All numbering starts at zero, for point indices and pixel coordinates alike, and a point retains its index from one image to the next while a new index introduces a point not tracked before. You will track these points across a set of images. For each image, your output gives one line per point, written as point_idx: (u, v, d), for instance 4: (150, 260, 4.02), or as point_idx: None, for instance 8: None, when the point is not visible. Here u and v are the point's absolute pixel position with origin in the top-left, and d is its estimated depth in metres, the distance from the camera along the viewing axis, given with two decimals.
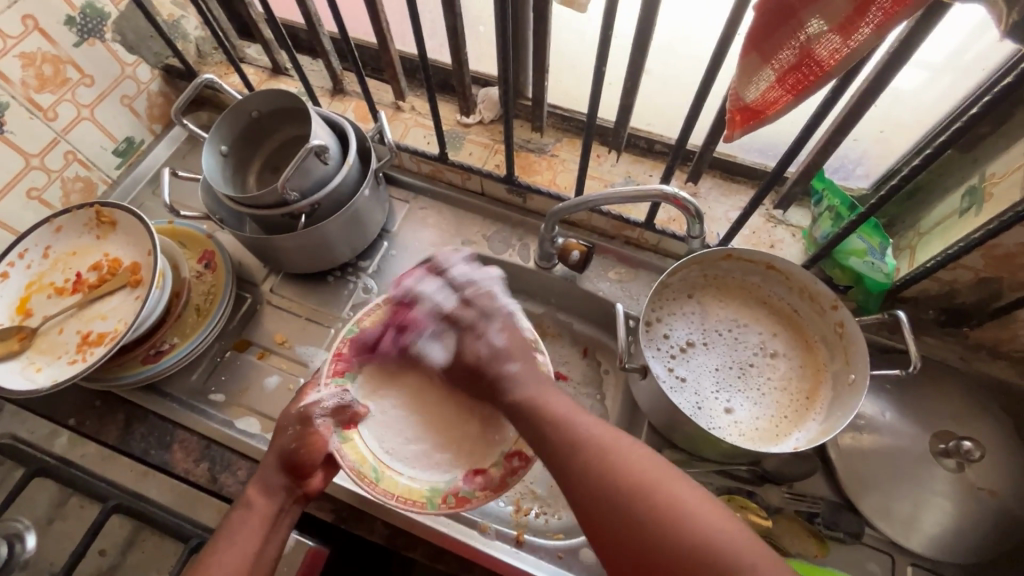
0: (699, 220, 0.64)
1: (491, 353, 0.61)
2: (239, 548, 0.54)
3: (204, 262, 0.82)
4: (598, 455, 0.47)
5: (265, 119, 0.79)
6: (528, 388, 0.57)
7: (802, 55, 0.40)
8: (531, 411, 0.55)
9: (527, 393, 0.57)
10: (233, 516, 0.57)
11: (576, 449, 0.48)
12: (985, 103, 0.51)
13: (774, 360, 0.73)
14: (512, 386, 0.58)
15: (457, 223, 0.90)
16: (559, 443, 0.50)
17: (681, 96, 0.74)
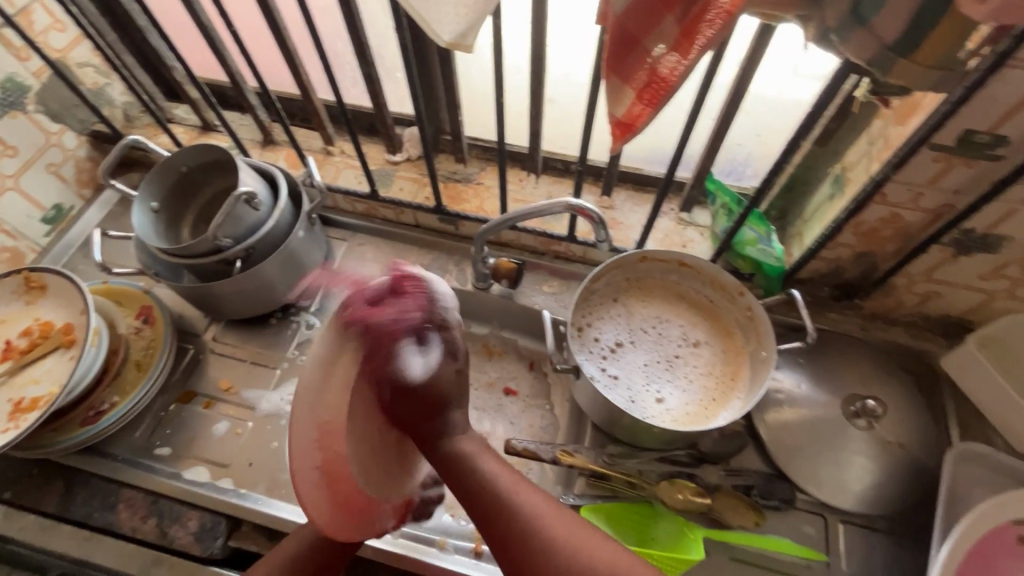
0: (604, 226, 0.69)
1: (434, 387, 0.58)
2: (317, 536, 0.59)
3: (142, 317, 0.82)
4: (496, 496, 0.50)
5: (195, 173, 0.82)
6: (472, 447, 0.56)
7: (651, 74, 0.46)
8: (474, 484, 0.52)
9: (465, 447, 0.56)
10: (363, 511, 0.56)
11: (481, 508, 0.50)
12: (818, 104, 0.59)
13: (697, 349, 0.79)
14: (458, 436, 0.57)
15: (396, 255, 0.94)
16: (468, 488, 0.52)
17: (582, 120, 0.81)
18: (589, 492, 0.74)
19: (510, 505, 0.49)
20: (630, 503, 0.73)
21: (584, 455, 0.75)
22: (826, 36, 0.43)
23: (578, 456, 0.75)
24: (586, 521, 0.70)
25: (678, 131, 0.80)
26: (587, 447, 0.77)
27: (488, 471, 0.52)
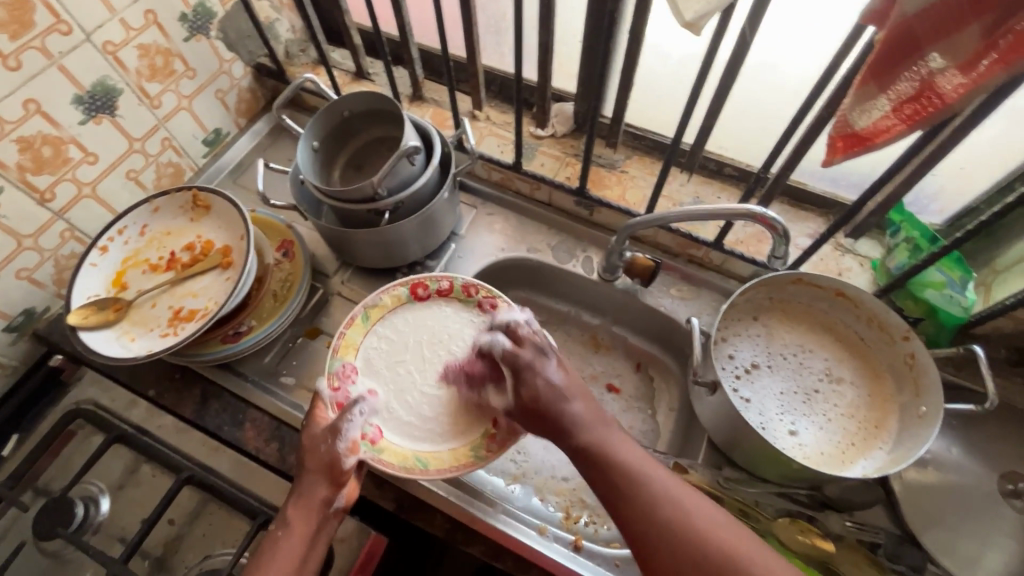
0: (785, 241, 0.64)
1: (553, 390, 0.58)
2: (279, 567, 0.57)
3: (283, 250, 0.85)
4: (618, 471, 0.53)
5: (355, 120, 0.83)
6: (589, 430, 0.56)
7: (923, 86, 0.42)
8: (597, 456, 0.54)
9: (592, 435, 0.56)
10: (297, 517, 0.60)
11: (624, 491, 0.52)
12: None
13: (841, 388, 0.73)
14: (577, 427, 0.56)
15: (523, 230, 0.92)
16: (608, 480, 0.53)
17: (773, 139, 0.75)
18: None
19: (651, 488, 0.52)
20: None
21: (698, 473, 0.72)
22: None
23: (692, 472, 0.72)
24: None
25: (882, 163, 0.71)
26: (701, 465, 0.74)
27: (622, 452, 0.54)
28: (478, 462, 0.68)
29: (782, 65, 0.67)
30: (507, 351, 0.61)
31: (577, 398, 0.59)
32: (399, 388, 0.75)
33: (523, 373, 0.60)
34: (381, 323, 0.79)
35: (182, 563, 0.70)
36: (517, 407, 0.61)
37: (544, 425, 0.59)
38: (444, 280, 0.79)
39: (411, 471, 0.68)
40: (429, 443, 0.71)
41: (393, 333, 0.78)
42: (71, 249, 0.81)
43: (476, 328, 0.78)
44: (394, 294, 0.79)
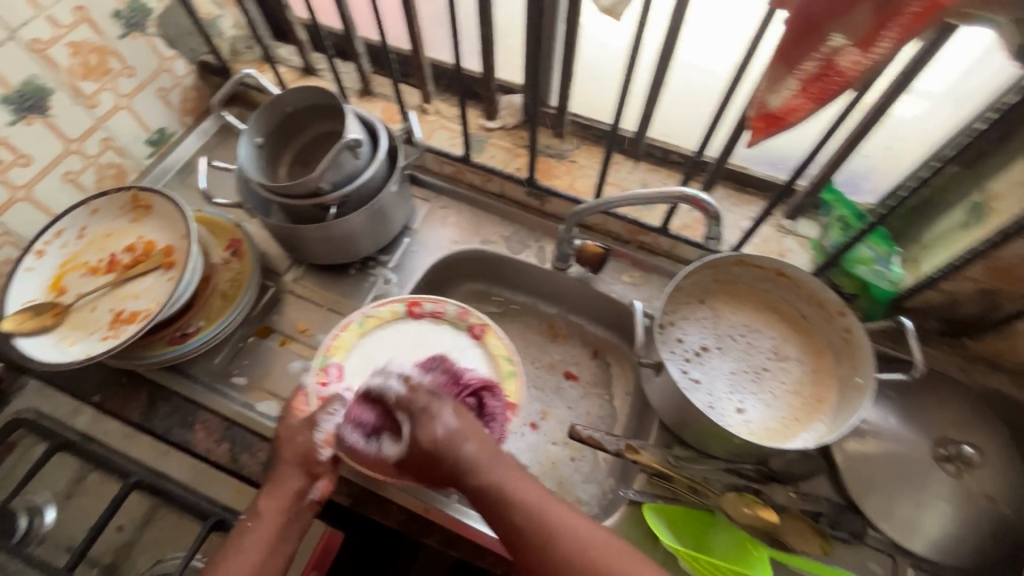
0: (719, 223, 0.66)
1: (448, 434, 0.57)
2: (247, 557, 0.59)
3: (231, 249, 0.84)
4: (510, 513, 0.53)
5: (299, 115, 0.82)
6: (489, 473, 0.55)
7: (825, 66, 0.43)
8: (495, 502, 0.54)
9: (489, 478, 0.55)
10: (270, 505, 0.61)
11: (527, 535, 0.51)
12: None
13: (785, 364, 0.76)
14: (476, 469, 0.56)
15: (477, 223, 0.93)
16: (507, 524, 0.53)
17: (702, 119, 0.77)
18: (648, 491, 0.74)
19: (521, 509, 0.53)
20: (691, 509, 0.71)
21: (649, 453, 0.73)
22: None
23: (643, 453, 0.73)
24: (647, 518, 0.69)
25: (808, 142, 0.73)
26: (653, 445, 0.75)
27: (519, 493, 0.54)
28: None
29: (708, 48, 0.68)
30: (410, 395, 0.61)
31: (471, 438, 0.58)
32: None
33: (425, 413, 0.60)
34: (374, 332, 0.79)
35: (133, 569, 0.69)
36: (410, 455, 0.60)
37: (440, 468, 0.58)
38: (438, 301, 0.80)
39: (386, 470, 0.67)
40: None
41: (388, 340, 0.79)
42: (7, 254, 0.78)
43: (471, 349, 0.79)
44: (391, 308, 0.80)
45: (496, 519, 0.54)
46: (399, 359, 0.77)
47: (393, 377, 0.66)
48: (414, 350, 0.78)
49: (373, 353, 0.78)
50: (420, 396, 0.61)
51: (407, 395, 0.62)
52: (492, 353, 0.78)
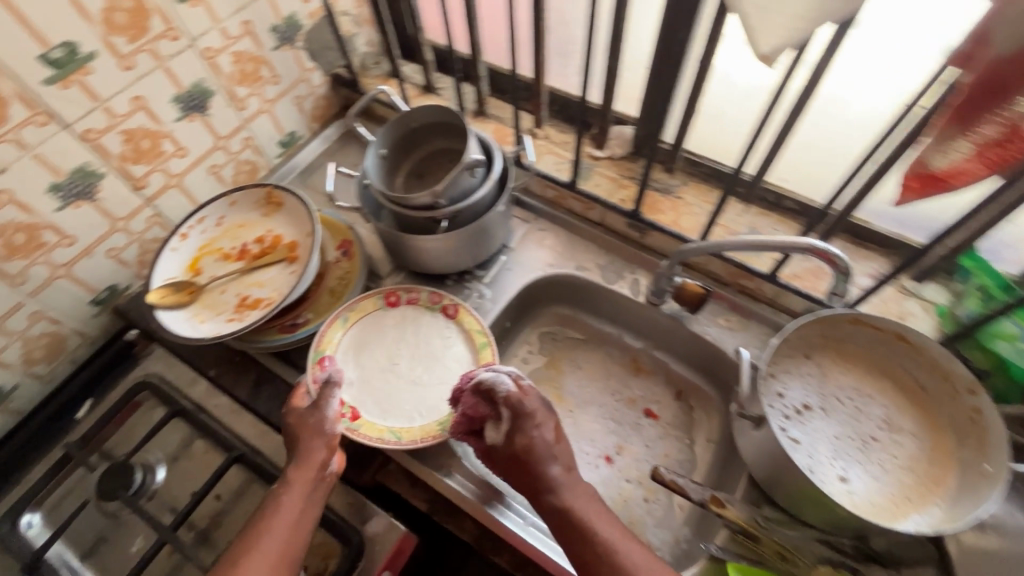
0: (847, 278, 0.63)
1: (545, 449, 0.66)
2: (281, 521, 0.61)
3: (342, 249, 0.89)
4: (581, 532, 0.62)
5: (421, 131, 0.87)
6: (567, 495, 0.64)
7: (1009, 132, 0.41)
8: (571, 523, 0.62)
9: (567, 501, 0.64)
10: (295, 474, 0.64)
11: (582, 545, 0.61)
12: None
13: (896, 437, 0.70)
14: (559, 490, 0.65)
15: (572, 248, 0.94)
16: (576, 541, 0.61)
17: (865, 139, 0.68)
18: (731, 548, 0.70)
19: (581, 522, 0.62)
20: None
21: (736, 509, 0.70)
22: None
23: (730, 508, 0.70)
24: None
25: (957, 209, 0.68)
26: (740, 501, 0.72)
27: (596, 523, 0.62)
28: (443, 435, 0.74)
29: (876, 62, 0.61)
30: (517, 398, 0.68)
31: (555, 461, 0.66)
32: (380, 377, 0.80)
33: (529, 420, 0.68)
34: (360, 322, 0.84)
35: (224, 538, 0.73)
36: (505, 452, 0.68)
37: (529, 475, 0.66)
38: (413, 290, 0.86)
39: (387, 442, 0.73)
40: (401, 421, 0.76)
41: (371, 326, 0.84)
42: (154, 234, 0.87)
43: (447, 329, 0.84)
44: (373, 297, 0.85)
45: (567, 541, 0.62)
46: (381, 340, 0.83)
47: (498, 371, 0.71)
48: (396, 334, 0.84)
49: (364, 339, 0.83)
50: (529, 403, 0.68)
51: (511, 395, 0.69)
52: (467, 330, 0.83)
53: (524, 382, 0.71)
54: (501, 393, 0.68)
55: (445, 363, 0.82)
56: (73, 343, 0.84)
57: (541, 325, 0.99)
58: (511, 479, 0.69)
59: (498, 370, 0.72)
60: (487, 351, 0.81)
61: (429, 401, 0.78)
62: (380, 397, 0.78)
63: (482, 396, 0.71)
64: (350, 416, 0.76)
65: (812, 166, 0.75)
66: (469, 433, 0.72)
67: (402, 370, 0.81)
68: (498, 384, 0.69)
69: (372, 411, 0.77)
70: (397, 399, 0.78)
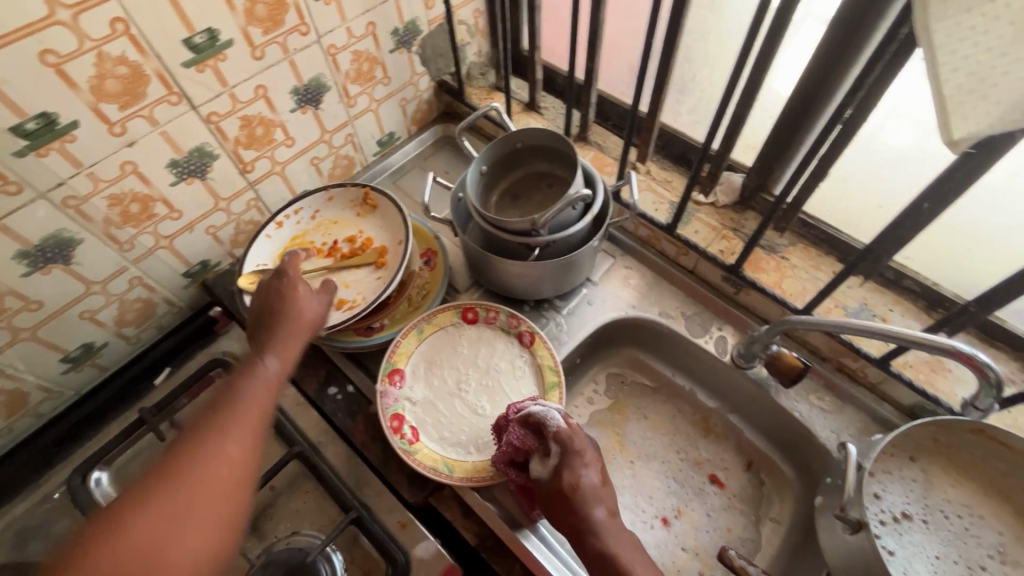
0: (996, 388, 0.56)
1: (591, 490, 0.63)
2: (237, 434, 0.53)
3: (425, 258, 0.89)
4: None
5: (524, 152, 0.85)
6: (612, 540, 0.61)
7: None
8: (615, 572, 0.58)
9: (612, 547, 0.60)
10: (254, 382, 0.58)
11: None
12: None
13: (1016, 571, 0.61)
14: (604, 534, 0.61)
15: (658, 292, 0.89)
16: None
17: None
18: None
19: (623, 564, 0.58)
20: None
21: None
22: None
23: None
24: None
25: None
26: None
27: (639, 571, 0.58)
28: (496, 478, 0.71)
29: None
30: (566, 432, 0.65)
31: (600, 501, 0.63)
32: (444, 400, 0.79)
33: (576, 457, 0.64)
34: (433, 337, 0.83)
35: (272, 531, 0.73)
36: (549, 488, 0.64)
37: (573, 516, 0.62)
38: (492, 308, 0.84)
39: (438, 474, 0.72)
40: (457, 452, 0.75)
41: (443, 345, 0.83)
42: (251, 216, 0.89)
43: (517, 360, 0.82)
44: (448, 313, 0.84)
45: None
46: (451, 360, 0.82)
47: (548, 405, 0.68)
48: (466, 357, 0.82)
49: (433, 357, 0.82)
50: (578, 441, 0.65)
51: (560, 427, 0.65)
52: (538, 362, 0.80)
53: (571, 419, 0.68)
54: (550, 425, 0.65)
55: (510, 399, 0.79)
56: (161, 311, 0.87)
57: (609, 365, 0.95)
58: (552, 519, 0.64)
59: (547, 404, 0.68)
60: (555, 392, 0.78)
61: (489, 436, 0.76)
62: (442, 422, 0.77)
63: (529, 429, 0.68)
64: (409, 437, 0.75)
65: (970, 253, 0.68)
66: (510, 466, 0.68)
67: (468, 396, 0.79)
68: (546, 415, 0.66)
69: (431, 437, 0.76)
70: (457, 428, 0.77)
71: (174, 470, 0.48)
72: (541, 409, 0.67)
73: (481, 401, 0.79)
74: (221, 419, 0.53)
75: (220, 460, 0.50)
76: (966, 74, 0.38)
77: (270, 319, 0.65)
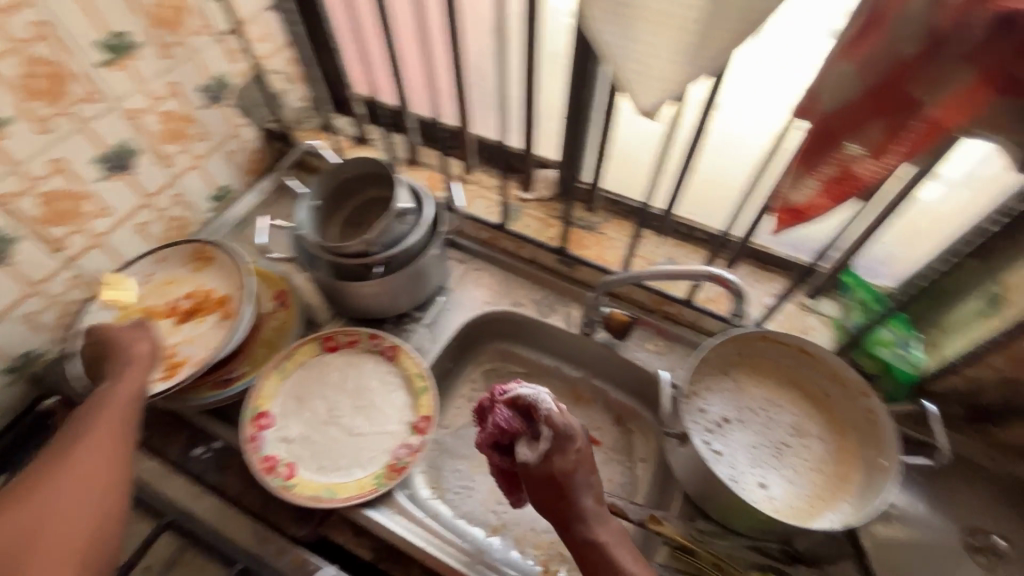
0: (742, 299, 0.71)
1: (580, 477, 0.63)
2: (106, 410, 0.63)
3: (278, 299, 0.90)
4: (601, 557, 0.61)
5: (352, 181, 0.90)
6: (597, 527, 0.63)
7: (844, 171, 0.49)
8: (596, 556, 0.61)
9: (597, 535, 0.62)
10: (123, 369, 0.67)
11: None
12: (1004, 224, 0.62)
13: (807, 441, 0.76)
14: (589, 520, 0.63)
15: (508, 286, 0.98)
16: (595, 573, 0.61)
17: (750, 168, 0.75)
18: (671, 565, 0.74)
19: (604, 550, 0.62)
20: None
21: (673, 525, 0.74)
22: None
23: (667, 525, 0.74)
24: None
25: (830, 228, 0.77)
26: (676, 517, 0.76)
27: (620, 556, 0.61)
28: (381, 489, 0.75)
29: (749, 104, 0.68)
30: (563, 420, 0.62)
31: (588, 489, 0.63)
32: (318, 431, 0.80)
33: (572, 442, 0.62)
34: (296, 373, 0.84)
35: None
36: (539, 474, 0.62)
37: (563, 500, 0.62)
38: (351, 333, 0.87)
39: (320, 501, 0.73)
40: (339, 476, 0.76)
41: (310, 377, 0.84)
42: (76, 295, 0.85)
43: (385, 375, 0.85)
44: (309, 346, 0.86)
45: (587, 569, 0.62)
46: (321, 391, 0.83)
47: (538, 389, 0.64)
48: (335, 384, 0.84)
49: (302, 392, 0.83)
50: (570, 427, 0.63)
51: (555, 414, 0.63)
52: (406, 372, 0.85)
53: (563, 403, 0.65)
54: (544, 413, 0.62)
55: (384, 414, 0.82)
56: None
57: (481, 363, 1.01)
58: (544, 500, 0.63)
59: (536, 388, 0.65)
60: (426, 395, 0.82)
61: (370, 452, 0.79)
62: (319, 452, 0.78)
63: (520, 411, 0.65)
64: (286, 475, 0.75)
65: (724, 200, 0.82)
66: (494, 445, 0.66)
67: (343, 420, 0.81)
68: (538, 401, 0.63)
69: (308, 469, 0.76)
70: (333, 453, 0.78)
71: (58, 463, 0.58)
72: (531, 396, 0.63)
73: (359, 422, 0.81)
74: (91, 411, 0.62)
75: (90, 448, 0.59)
76: (631, 59, 0.50)
77: (111, 353, 0.70)
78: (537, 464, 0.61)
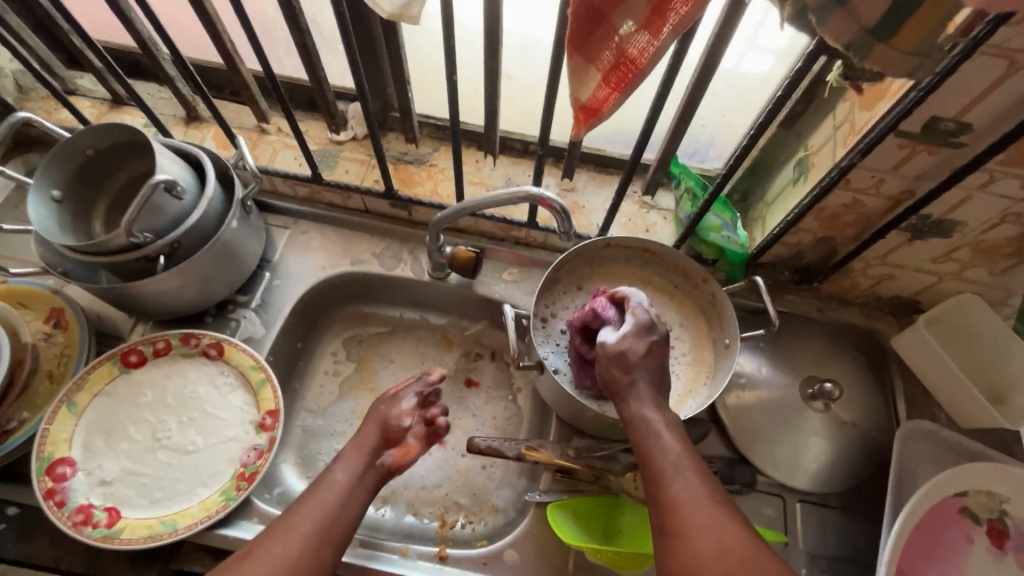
0: (569, 219, 0.68)
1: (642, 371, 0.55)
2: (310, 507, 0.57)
3: (52, 321, 0.74)
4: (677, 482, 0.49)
5: (105, 157, 0.72)
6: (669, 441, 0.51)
7: (619, 54, 0.42)
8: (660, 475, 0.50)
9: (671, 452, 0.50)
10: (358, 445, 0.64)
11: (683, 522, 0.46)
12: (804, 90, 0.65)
13: None
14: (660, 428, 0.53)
15: (344, 242, 0.87)
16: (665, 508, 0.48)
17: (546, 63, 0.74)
18: (555, 487, 0.74)
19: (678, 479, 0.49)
20: (598, 497, 0.72)
21: (549, 450, 0.73)
22: (802, 17, 0.41)
23: (543, 452, 0.72)
24: (551, 517, 0.69)
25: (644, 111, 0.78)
26: (552, 441, 0.75)
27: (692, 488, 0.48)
28: (229, 504, 0.66)
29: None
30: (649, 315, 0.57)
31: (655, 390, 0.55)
32: (140, 461, 0.68)
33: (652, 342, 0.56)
34: (94, 403, 0.70)
35: None
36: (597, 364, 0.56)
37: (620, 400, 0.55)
38: (160, 338, 0.74)
39: (155, 539, 0.63)
40: (178, 502, 0.67)
41: (116, 403, 0.71)
42: None
43: (211, 377, 0.73)
44: (105, 367, 0.71)
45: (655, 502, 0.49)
46: (134, 415, 0.70)
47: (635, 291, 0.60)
48: (149, 403, 0.71)
49: (109, 423, 0.70)
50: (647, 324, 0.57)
51: (647, 312, 0.57)
52: (238, 366, 0.73)
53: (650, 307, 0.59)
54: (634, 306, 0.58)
55: (221, 422, 0.71)
56: None
57: (336, 334, 0.90)
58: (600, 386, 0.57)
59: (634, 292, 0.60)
60: (267, 387, 0.72)
61: (212, 467, 0.69)
62: (145, 484, 0.67)
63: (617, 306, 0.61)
64: (105, 522, 0.64)
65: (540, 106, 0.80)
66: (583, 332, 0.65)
67: (169, 440, 0.70)
68: (631, 296, 0.59)
69: (135, 507, 0.66)
70: (162, 482, 0.67)
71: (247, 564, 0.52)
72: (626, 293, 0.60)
73: (190, 439, 0.70)
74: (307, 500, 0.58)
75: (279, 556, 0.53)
76: None
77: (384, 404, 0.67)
78: (606, 345, 0.56)
